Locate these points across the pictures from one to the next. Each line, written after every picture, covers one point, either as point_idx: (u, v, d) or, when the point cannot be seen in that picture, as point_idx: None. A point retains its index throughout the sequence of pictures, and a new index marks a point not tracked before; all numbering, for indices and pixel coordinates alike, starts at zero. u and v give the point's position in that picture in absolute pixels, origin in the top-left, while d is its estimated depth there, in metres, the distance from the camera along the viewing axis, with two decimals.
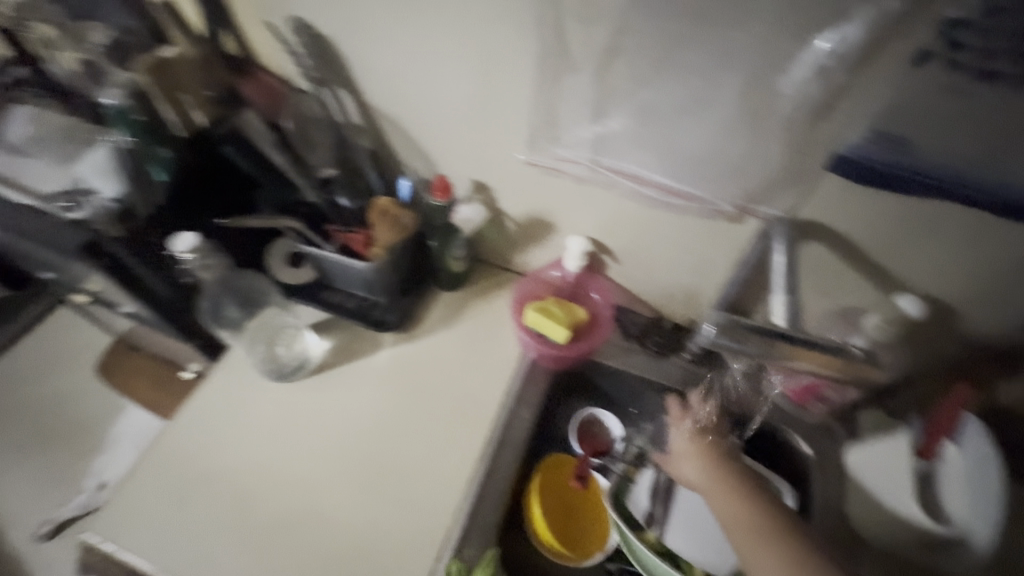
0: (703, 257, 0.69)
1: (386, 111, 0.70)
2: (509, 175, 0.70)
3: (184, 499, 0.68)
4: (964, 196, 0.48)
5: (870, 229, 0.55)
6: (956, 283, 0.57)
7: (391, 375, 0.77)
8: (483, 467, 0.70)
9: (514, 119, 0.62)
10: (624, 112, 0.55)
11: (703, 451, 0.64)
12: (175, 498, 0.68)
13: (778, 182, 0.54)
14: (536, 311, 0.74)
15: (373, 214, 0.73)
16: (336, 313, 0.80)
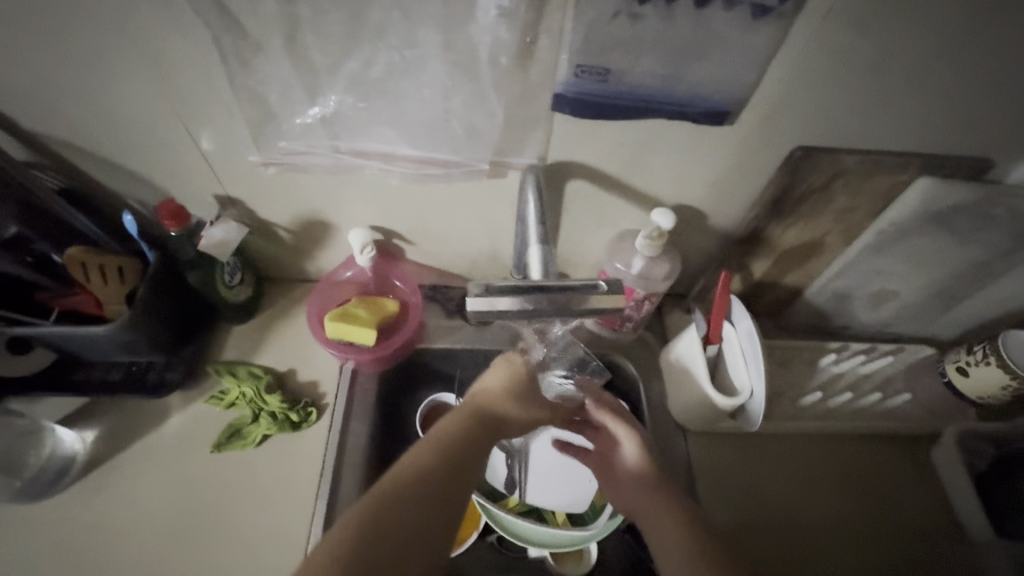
0: (487, 218, 0.68)
1: (60, 137, 0.55)
2: (254, 181, 0.61)
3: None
4: (669, 111, 0.52)
5: (613, 157, 0.58)
6: (694, 188, 0.63)
7: (190, 439, 0.66)
8: (322, 500, 0.63)
9: (223, 117, 0.53)
10: (337, 88, 0.49)
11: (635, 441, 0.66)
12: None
13: (516, 132, 0.54)
14: (334, 319, 0.67)
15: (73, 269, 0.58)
16: (98, 393, 0.67)
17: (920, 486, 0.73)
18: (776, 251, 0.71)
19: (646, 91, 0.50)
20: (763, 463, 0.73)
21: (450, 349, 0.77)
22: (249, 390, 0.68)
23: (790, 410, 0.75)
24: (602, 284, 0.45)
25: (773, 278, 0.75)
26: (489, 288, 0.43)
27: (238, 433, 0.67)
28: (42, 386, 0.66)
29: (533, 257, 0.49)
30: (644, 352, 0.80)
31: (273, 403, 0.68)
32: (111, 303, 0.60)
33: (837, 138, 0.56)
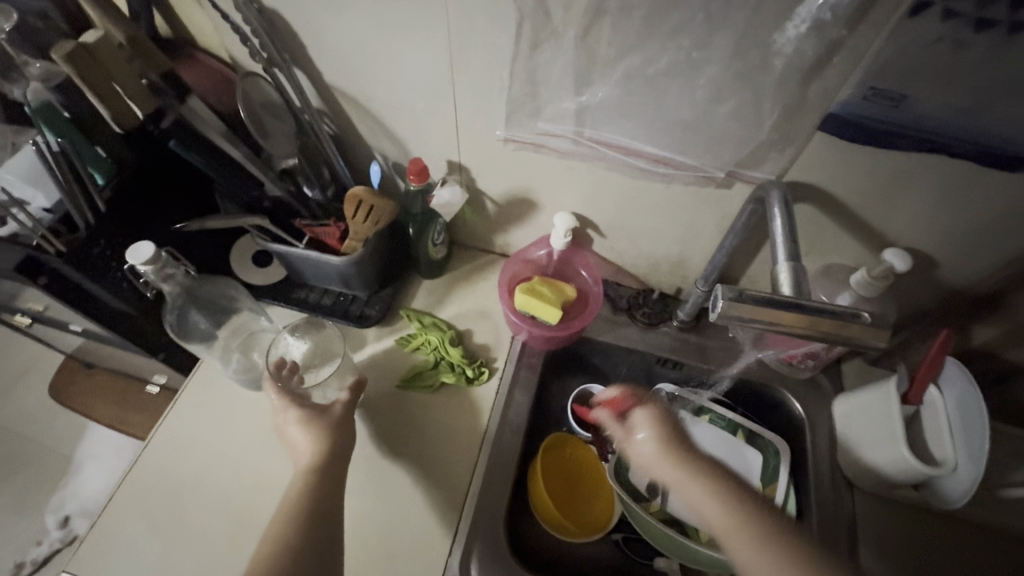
0: (689, 224, 0.68)
1: (348, 91, 0.64)
2: (487, 154, 0.67)
3: (170, 525, 0.64)
4: (953, 149, 0.48)
5: (857, 187, 0.55)
6: (940, 233, 0.58)
7: (379, 370, 0.75)
8: (486, 455, 0.68)
9: (489, 93, 0.58)
10: (609, 79, 0.52)
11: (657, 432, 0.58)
12: (158, 523, 0.64)
13: (767, 145, 0.53)
14: (524, 293, 0.72)
15: (350, 202, 0.64)
16: (313, 311, 0.77)
17: None
18: (1011, 319, 0.63)
19: (937, 126, 0.47)
20: (941, 551, 0.65)
21: (613, 344, 0.79)
22: (436, 339, 0.75)
23: (984, 498, 0.66)
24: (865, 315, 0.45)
25: (995, 348, 0.67)
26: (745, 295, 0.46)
27: (419, 375, 0.73)
28: (270, 296, 0.78)
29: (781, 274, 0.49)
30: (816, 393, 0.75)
31: (455, 355, 0.74)
32: (355, 239, 0.69)
33: None
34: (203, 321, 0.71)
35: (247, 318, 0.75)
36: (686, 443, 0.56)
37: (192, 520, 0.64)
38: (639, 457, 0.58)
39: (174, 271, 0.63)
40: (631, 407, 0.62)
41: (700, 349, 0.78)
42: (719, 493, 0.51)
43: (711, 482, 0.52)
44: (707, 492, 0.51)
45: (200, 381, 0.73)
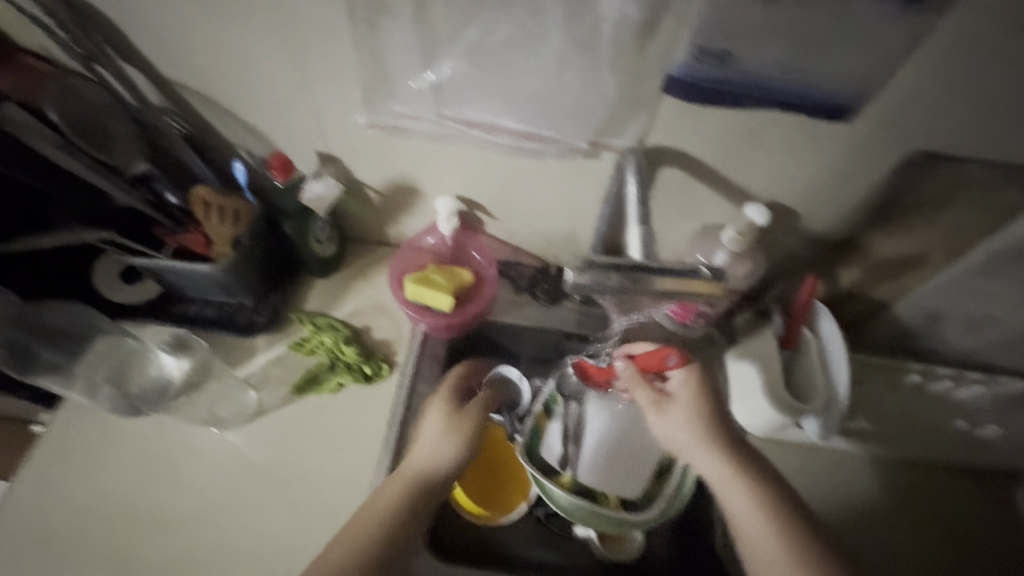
0: (572, 197, 0.68)
1: (189, 84, 0.59)
2: (355, 142, 0.64)
3: None
4: (786, 102, 0.50)
5: (713, 147, 0.57)
6: (794, 185, 0.61)
7: (272, 379, 0.71)
8: (389, 452, 0.66)
9: (339, 76, 0.55)
10: (454, 54, 0.50)
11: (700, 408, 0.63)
12: None
13: (620, 112, 0.53)
14: (414, 282, 0.70)
15: (195, 206, 0.63)
16: (194, 326, 0.72)
17: (996, 526, 0.69)
18: (869, 260, 0.67)
19: (766, 80, 0.48)
20: (829, 482, 0.70)
21: (516, 324, 0.78)
22: (329, 340, 0.72)
23: (863, 428, 0.72)
24: (704, 269, 0.45)
25: (861, 289, 0.72)
26: (591, 262, 0.45)
27: (315, 379, 0.70)
28: (142, 314, 0.71)
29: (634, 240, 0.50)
30: None
31: (349, 354, 0.71)
32: (218, 242, 0.64)
33: (963, 146, 0.53)
34: (52, 353, 0.66)
35: (113, 340, 0.68)
36: (721, 424, 0.62)
37: None
38: (672, 436, 0.63)
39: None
40: (669, 367, 0.66)
41: (600, 320, 0.79)
42: (749, 484, 0.58)
43: (743, 472, 0.59)
44: (746, 488, 0.58)
45: (70, 417, 0.67)
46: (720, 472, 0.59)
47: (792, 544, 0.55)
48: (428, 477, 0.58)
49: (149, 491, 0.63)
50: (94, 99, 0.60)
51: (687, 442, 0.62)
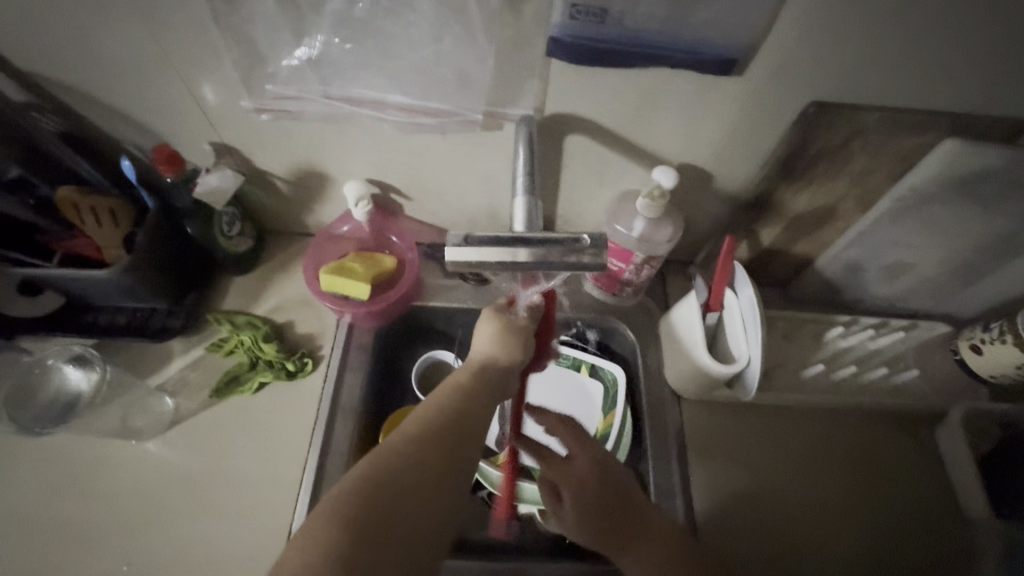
0: (485, 173, 0.66)
1: (53, 78, 0.55)
2: (248, 129, 0.60)
3: None
4: (672, 59, 0.49)
5: (613, 111, 0.56)
6: (700, 145, 0.60)
7: (190, 383, 0.68)
8: (316, 447, 0.65)
9: (211, 58, 0.52)
10: (324, 28, 0.47)
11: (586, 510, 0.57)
12: None
13: (509, 79, 0.51)
14: (329, 272, 0.67)
15: (67, 211, 0.59)
16: (102, 336, 0.68)
17: (921, 464, 0.71)
18: (784, 216, 0.68)
19: (648, 36, 0.47)
20: (762, 437, 0.72)
21: (446, 308, 0.77)
22: (247, 338, 0.69)
23: (792, 382, 0.73)
24: (586, 237, 0.43)
25: (782, 246, 0.72)
26: (470, 238, 0.42)
27: (236, 379, 0.68)
28: (44, 328, 0.67)
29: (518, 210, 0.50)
30: (643, 317, 0.78)
31: (269, 352, 0.69)
32: (109, 248, 0.61)
33: (854, 94, 0.53)
34: None
35: (5, 361, 0.68)
36: (613, 521, 0.56)
37: None
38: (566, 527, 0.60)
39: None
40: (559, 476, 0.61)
41: None
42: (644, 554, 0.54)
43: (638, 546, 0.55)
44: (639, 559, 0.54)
45: None
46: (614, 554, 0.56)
47: None
48: (417, 454, 0.44)
49: (62, 509, 0.61)
50: None
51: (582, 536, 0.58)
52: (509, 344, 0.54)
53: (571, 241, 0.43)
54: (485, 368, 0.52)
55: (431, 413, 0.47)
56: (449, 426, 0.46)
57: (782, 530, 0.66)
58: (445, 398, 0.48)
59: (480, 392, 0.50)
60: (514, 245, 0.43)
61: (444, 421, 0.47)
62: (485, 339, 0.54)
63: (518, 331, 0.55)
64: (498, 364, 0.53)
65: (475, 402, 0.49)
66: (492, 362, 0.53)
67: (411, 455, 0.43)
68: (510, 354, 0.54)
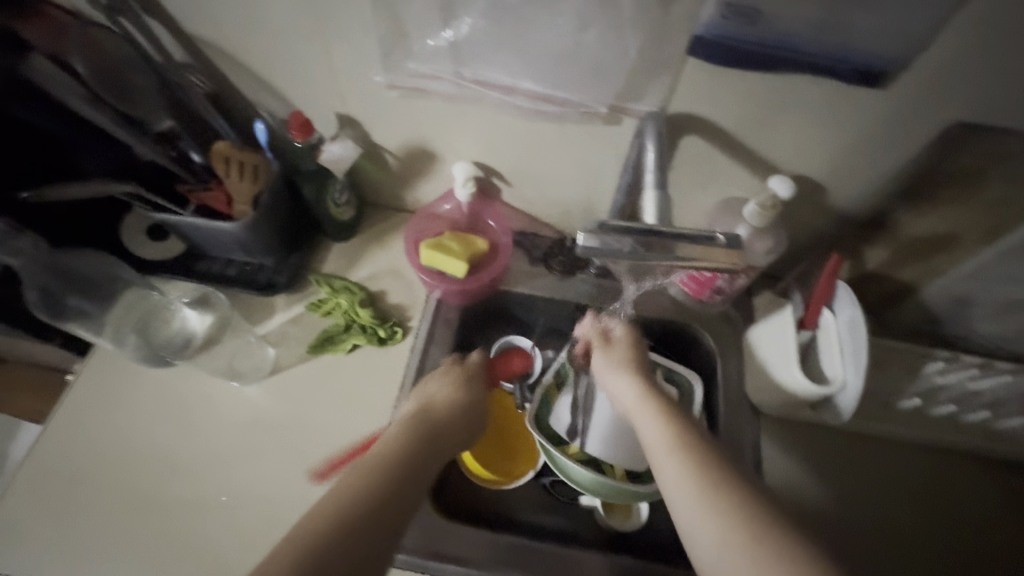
0: (591, 166, 0.67)
1: (211, 41, 0.60)
2: (373, 103, 0.64)
3: (126, 545, 0.61)
4: (816, 67, 0.48)
5: (738, 115, 0.55)
6: (822, 158, 0.58)
7: (289, 338, 0.73)
8: (401, 410, 0.68)
9: (358, 32, 0.54)
10: (473, 11, 0.49)
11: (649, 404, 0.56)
12: (116, 546, 0.61)
13: (642, 75, 0.52)
14: (430, 248, 0.70)
15: (216, 162, 0.64)
16: (216, 284, 0.73)
17: (1011, 515, 0.68)
18: (897, 239, 0.65)
19: (796, 41, 0.46)
20: (839, 463, 0.70)
21: (529, 294, 0.78)
22: (345, 302, 0.73)
23: (881, 413, 0.70)
24: (720, 236, 0.44)
25: (887, 270, 0.69)
26: (603, 225, 0.45)
27: (331, 339, 0.72)
28: (167, 270, 0.72)
29: (648, 201, 0.51)
30: (727, 327, 0.77)
31: (364, 317, 0.72)
32: (239, 201, 0.66)
33: (1004, 118, 0.50)
34: (80, 300, 0.69)
35: (136, 293, 0.71)
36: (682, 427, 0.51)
37: (146, 531, 0.61)
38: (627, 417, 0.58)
39: (23, 244, 0.63)
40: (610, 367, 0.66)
41: (614, 293, 0.79)
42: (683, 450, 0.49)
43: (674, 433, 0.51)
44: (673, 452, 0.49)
45: (100, 365, 0.70)
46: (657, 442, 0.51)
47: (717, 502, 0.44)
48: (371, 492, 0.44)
49: (173, 436, 0.66)
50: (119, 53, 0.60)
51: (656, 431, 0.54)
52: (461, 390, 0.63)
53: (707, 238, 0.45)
54: (427, 413, 0.59)
55: (382, 456, 0.49)
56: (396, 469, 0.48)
57: (848, 551, 0.65)
58: (397, 441, 0.53)
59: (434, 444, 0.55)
60: (649, 237, 0.44)
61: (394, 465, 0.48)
62: (440, 390, 0.62)
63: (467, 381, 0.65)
64: (440, 431, 0.57)
65: (417, 447, 0.53)
66: (438, 420, 0.58)
67: (369, 476, 0.46)
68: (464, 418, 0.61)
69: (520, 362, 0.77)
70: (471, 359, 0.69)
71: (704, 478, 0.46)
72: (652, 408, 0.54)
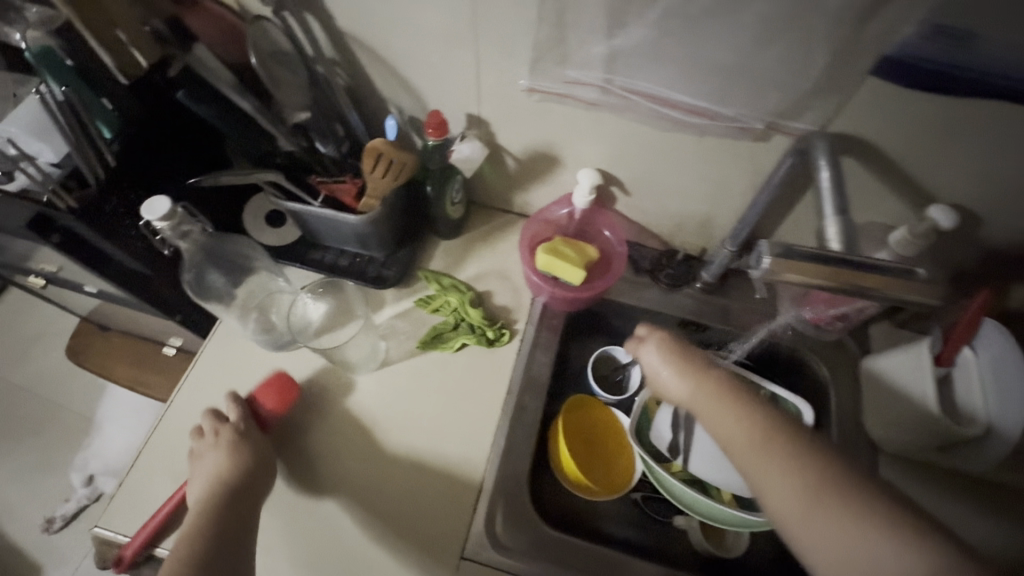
0: (721, 182, 0.65)
1: (362, 39, 0.61)
2: (509, 106, 0.64)
3: None
4: (1013, 94, 0.45)
5: (903, 138, 0.53)
6: (989, 188, 0.55)
7: (398, 331, 0.74)
8: (508, 414, 0.68)
9: (513, 35, 0.54)
10: (645, 20, 0.48)
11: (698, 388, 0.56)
12: None
13: (812, 93, 0.50)
14: (547, 253, 0.69)
15: (366, 156, 0.63)
16: (328, 272, 0.75)
17: None
18: None
19: (999, 66, 0.44)
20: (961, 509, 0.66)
21: (634, 306, 0.77)
22: (455, 300, 0.74)
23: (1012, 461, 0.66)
24: (920, 272, 0.44)
25: None
26: (790, 252, 0.45)
27: (440, 336, 0.72)
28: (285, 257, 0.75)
29: (831, 229, 0.49)
30: (841, 355, 0.74)
31: (474, 317, 0.73)
32: (370, 197, 0.67)
33: None
34: (219, 278, 0.71)
35: (263, 278, 0.75)
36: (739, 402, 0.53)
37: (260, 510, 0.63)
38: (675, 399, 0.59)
39: (191, 227, 0.61)
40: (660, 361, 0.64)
41: (722, 311, 0.77)
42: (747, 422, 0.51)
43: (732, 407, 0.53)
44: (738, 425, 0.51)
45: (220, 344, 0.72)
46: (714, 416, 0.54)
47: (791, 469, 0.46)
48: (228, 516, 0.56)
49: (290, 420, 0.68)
50: (274, 48, 0.61)
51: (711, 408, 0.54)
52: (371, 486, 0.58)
53: (904, 274, 0.45)
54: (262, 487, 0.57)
55: (185, 537, 0.55)
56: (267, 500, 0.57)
57: None
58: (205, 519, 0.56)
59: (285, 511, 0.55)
60: (839, 266, 0.45)
61: (213, 510, 0.57)
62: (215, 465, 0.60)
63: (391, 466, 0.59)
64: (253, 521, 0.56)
65: (212, 519, 0.56)
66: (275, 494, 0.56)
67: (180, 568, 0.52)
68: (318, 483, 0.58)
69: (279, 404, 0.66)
70: (235, 413, 0.65)
71: (772, 459, 0.48)
72: (711, 391, 0.55)
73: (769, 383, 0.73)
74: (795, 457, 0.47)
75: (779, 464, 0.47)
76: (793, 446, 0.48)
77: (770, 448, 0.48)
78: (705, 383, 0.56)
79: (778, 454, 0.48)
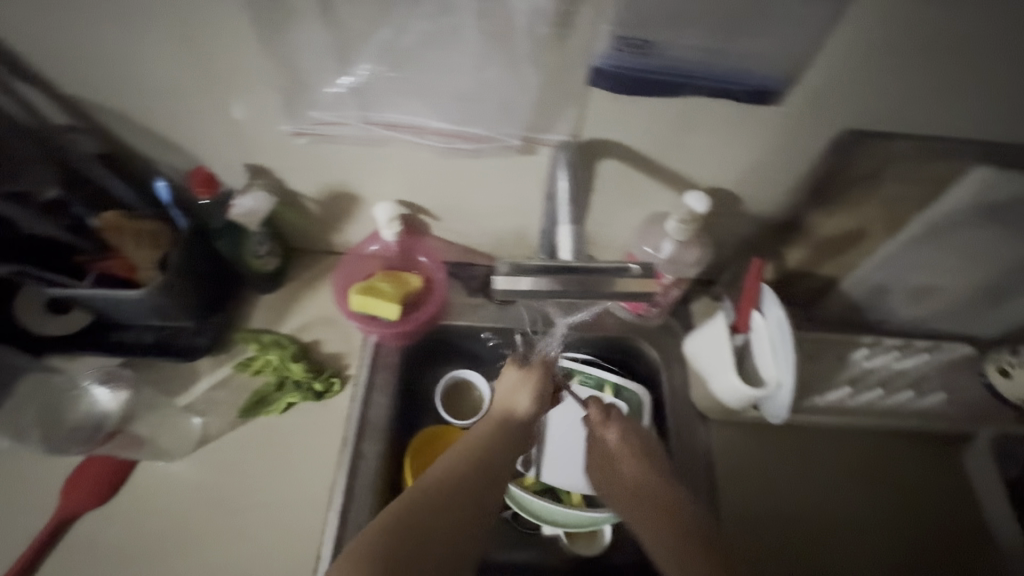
0: (516, 196, 0.66)
1: (96, 103, 0.56)
2: (283, 152, 0.61)
3: None
4: (712, 88, 0.50)
5: (649, 137, 0.56)
6: (735, 170, 0.60)
7: (219, 403, 0.68)
8: (344, 468, 0.64)
9: (253, 81, 0.52)
10: (370, 55, 0.48)
11: (618, 436, 0.66)
12: None
13: (550, 107, 0.52)
14: (359, 292, 0.67)
15: (109, 233, 0.60)
16: (131, 353, 0.68)
17: (948, 487, 0.71)
18: (813, 239, 0.68)
19: (689, 65, 0.48)
20: (786, 459, 0.72)
21: (472, 327, 0.76)
22: (275, 358, 0.69)
23: (822, 405, 0.73)
24: (633, 268, 0.43)
25: (808, 267, 0.73)
26: (519, 267, 0.43)
27: (263, 400, 0.68)
28: (76, 345, 0.68)
29: (563, 236, 0.51)
30: (669, 337, 0.78)
31: (297, 372, 0.69)
32: (145, 268, 0.62)
33: (891, 120, 0.53)
34: None
35: (36, 381, 0.66)
36: (648, 460, 0.63)
37: None
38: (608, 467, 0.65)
39: None
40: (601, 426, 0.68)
41: None
42: (637, 460, 0.63)
43: (633, 456, 0.64)
44: (637, 472, 0.62)
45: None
46: (615, 458, 0.65)
47: (668, 519, 0.57)
48: (445, 474, 0.53)
49: (94, 529, 0.60)
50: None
51: (629, 457, 0.64)
52: (527, 394, 0.62)
53: (619, 270, 0.44)
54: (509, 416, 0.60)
55: None
56: (478, 456, 0.55)
57: (800, 542, 0.67)
58: None
59: (492, 446, 0.57)
60: (560, 272, 0.43)
61: None
62: None
63: (531, 384, 0.63)
64: (521, 417, 0.60)
65: None
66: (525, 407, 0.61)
67: None
68: (540, 399, 0.62)
69: (98, 486, 0.61)
70: None
71: (651, 504, 0.59)
72: (620, 440, 0.66)
73: (610, 375, 0.75)
74: (678, 505, 0.59)
75: (662, 512, 0.58)
76: (693, 532, 0.56)
77: (655, 499, 0.59)
78: (643, 467, 0.62)
79: (666, 511, 0.58)
